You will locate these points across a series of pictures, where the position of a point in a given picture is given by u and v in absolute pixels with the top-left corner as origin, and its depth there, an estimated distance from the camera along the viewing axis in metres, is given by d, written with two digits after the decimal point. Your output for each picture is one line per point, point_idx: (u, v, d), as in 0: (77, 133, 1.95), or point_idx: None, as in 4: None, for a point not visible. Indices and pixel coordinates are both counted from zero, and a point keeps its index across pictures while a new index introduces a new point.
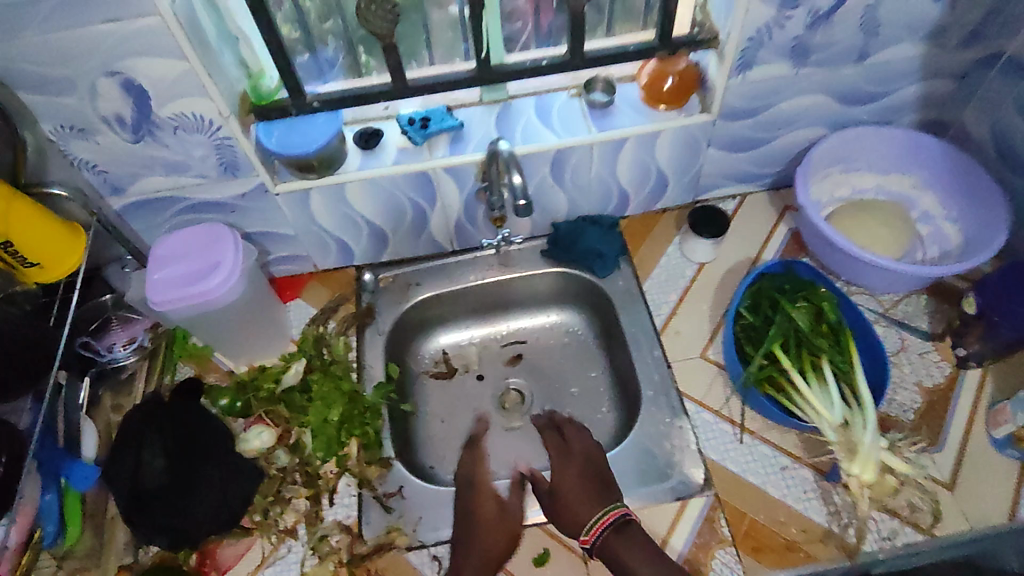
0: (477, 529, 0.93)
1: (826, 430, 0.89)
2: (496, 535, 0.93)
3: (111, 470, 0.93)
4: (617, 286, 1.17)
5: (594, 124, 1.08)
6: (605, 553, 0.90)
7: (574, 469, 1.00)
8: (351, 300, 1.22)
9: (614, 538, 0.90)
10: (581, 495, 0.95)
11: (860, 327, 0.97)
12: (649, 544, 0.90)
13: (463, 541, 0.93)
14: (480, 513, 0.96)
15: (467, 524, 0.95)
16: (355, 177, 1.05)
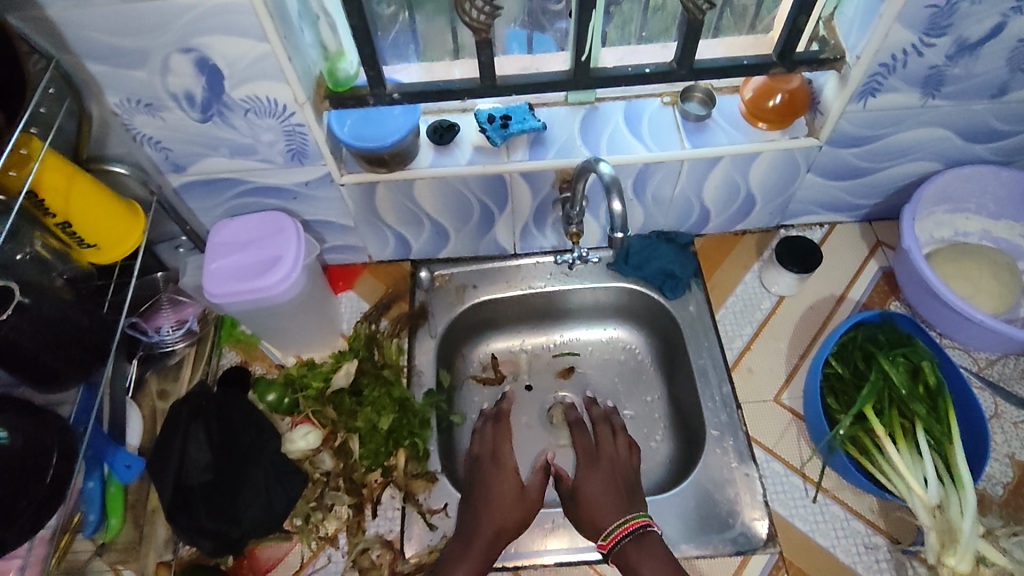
0: (485, 508, 0.92)
1: (917, 508, 0.82)
2: (508, 513, 0.92)
3: (158, 462, 0.89)
4: (687, 311, 1.10)
5: (687, 139, 0.99)
6: (622, 562, 0.88)
7: (600, 475, 0.97)
8: (405, 297, 1.16)
9: (632, 547, 0.87)
10: (600, 500, 0.94)
11: (960, 392, 0.89)
12: (669, 561, 0.86)
13: (475, 515, 0.92)
14: (495, 489, 0.94)
15: (483, 500, 0.93)
16: (426, 174, 0.98)
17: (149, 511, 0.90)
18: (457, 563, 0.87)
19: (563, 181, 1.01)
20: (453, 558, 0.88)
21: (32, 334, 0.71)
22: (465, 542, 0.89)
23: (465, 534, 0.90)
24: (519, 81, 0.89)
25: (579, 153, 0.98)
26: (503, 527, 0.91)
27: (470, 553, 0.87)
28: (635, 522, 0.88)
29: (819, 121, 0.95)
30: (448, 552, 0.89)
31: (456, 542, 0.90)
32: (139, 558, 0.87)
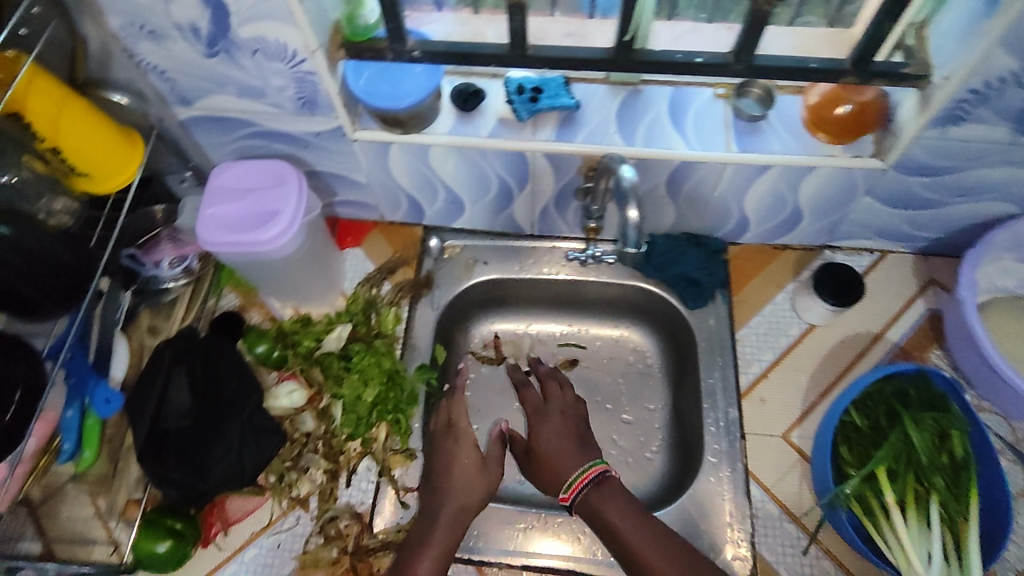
0: (449, 482, 0.88)
1: None
2: (472, 485, 0.88)
3: (137, 402, 0.88)
4: (705, 324, 1.02)
5: (734, 140, 0.89)
6: (587, 513, 0.86)
7: (553, 426, 0.95)
8: (411, 263, 1.11)
9: (594, 494, 0.86)
10: (561, 451, 0.92)
11: (988, 472, 0.81)
12: (637, 505, 0.85)
13: (437, 490, 0.88)
14: (454, 466, 0.89)
15: (443, 477, 0.88)
16: (443, 141, 0.91)
17: (125, 447, 0.90)
18: (427, 544, 0.84)
19: (590, 168, 0.92)
20: (425, 537, 0.84)
21: (9, 264, 0.69)
22: (431, 522, 0.85)
23: (429, 514, 0.86)
24: (554, 53, 0.80)
25: (612, 140, 0.89)
26: (467, 502, 0.87)
27: (438, 535, 0.84)
28: (592, 471, 0.88)
29: (890, 142, 0.85)
30: (415, 531, 0.86)
31: (422, 522, 0.86)
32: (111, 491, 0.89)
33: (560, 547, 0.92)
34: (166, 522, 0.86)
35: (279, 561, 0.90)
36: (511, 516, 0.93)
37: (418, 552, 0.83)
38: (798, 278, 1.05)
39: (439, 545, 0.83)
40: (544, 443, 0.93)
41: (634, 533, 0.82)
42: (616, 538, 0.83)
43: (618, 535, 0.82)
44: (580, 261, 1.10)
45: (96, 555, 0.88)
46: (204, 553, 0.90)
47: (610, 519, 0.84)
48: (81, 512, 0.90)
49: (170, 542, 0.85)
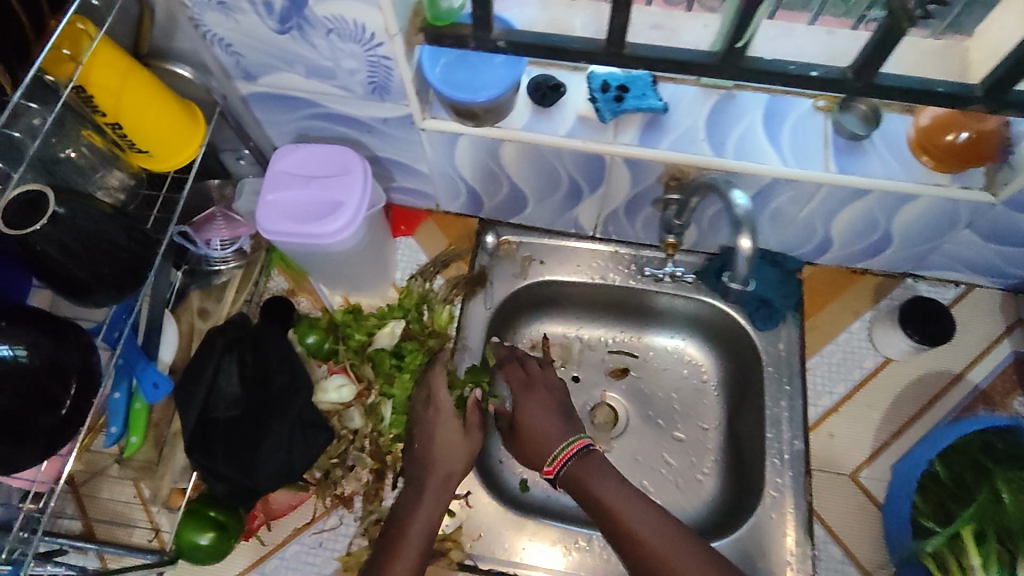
0: (434, 450, 0.85)
1: None
2: (460, 454, 0.86)
3: (185, 390, 0.85)
4: (774, 349, 0.97)
5: (834, 159, 0.82)
6: (571, 484, 0.84)
7: (538, 402, 0.92)
8: (465, 258, 1.07)
9: (579, 467, 0.84)
10: (545, 425, 0.89)
11: None
12: (621, 478, 0.83)
13: (423, 458, 0.85)
14: (439, 435, 0.86)
15: (427, 446, 0.86)
16: (517, 137, 0.85)
17: (171, 432, 0.88)
18: (414, 510, 0.81)
19: (672, 178, 0.87)
20: (410, 505, 0.82)
21: (61, 243, 0.66)
22: (418, 488, 0.83)
23: (416, 480, 0.84)
24: (653, 54, 0.72)
25: (700, 149, 0.83)
26: (451, 473, 0.84)
27: (426, 501, 0.82)
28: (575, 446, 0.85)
29: (1005, 175, 0.78)
30: (402, 498, 0.84)
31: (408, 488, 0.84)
32: (154, 478, 0.87)
33: (556, 558, 0.91)
34: (207, 512, 0.85)
35: (321, 559, 0.89)
36: (561, 536, 0.91)
37: (407, 520, 0.81)
38: (877, 306, 0.99)
39: (427, 512, 0.81)
40: (530, 421, 0.90)
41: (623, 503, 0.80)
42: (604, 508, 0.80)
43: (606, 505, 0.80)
44: (655, 280, 1.04)
45: (135, 538, 0.89)
46: (246, 545, 0.89)
47: (595, 490, 0.81)
48: (122, 493, 0.91)
49: (212, 535, 0.83)
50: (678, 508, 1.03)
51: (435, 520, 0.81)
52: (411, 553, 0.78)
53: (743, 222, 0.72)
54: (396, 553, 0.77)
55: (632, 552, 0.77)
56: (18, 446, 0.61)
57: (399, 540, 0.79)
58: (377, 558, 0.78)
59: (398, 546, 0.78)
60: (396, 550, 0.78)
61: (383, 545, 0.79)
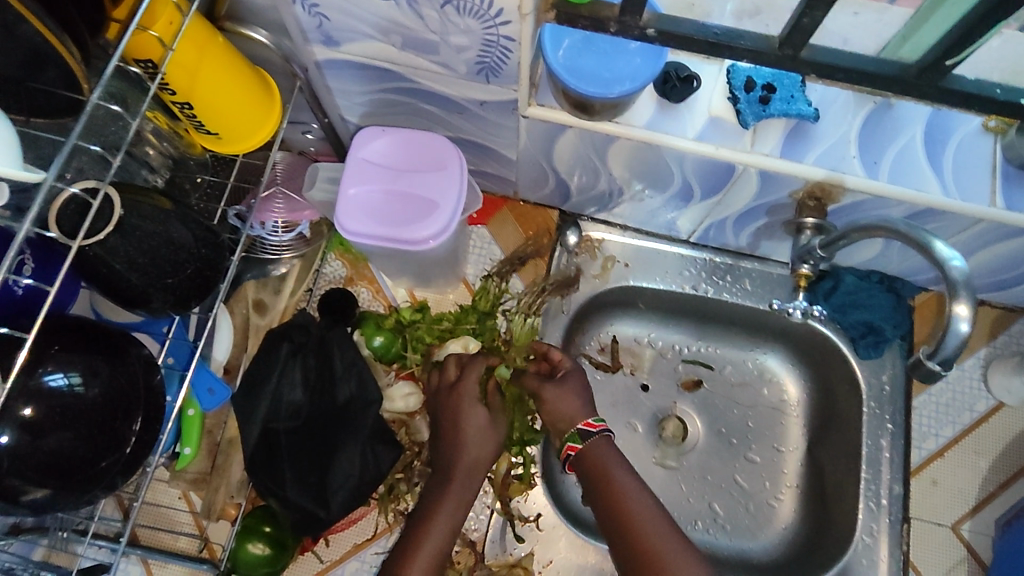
0: (461, 440, 0.78)
1: None
2: (485, 448, 0.78)
3: (243, 399, 0.77)
4: (877, 382, 0.89)
5: (1002, 191, 0.72)
6: (584, 468, 0.74)
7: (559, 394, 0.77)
8: (543, 255, 0.97)
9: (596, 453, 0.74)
10: (567, 406, 0.76)
11: None
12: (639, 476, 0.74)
13: (450, 446, 0.79)
14: (467, 426, 0.79)
15: (452, 439, 0.79)
16: (639, 136, 0.74)
17: (226, 439, 0.80)
18: (438, 502, 0.75)
19: (810, 196, 0.76)
20: (434, 496, 0.76)
21: (127, 257, 0.56)
22: (445, 477, 0.77)
23: (443, 470, 0.78)
24: (836, 60, 0.59)
25: (850, 167, 0.72)
26: (475, 467, 0.77)
27: (454, 494, 0.76)
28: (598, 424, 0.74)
29: None
30: (429, 489, 0.78)
31: (435, 479, 0.78)
32: (209, 490, 0.79)
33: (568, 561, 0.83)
34: (263, 528, 0.77)
35: None
36: None
37: (432, 510, 0.74)
38: (994, 343, 0.90)
39: (449, 505, 0.74)
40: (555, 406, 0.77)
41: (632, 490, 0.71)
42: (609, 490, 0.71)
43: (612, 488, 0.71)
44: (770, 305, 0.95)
45: (181, 544, 0.82)
46: (303, 559, 0.82)
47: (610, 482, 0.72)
48: (166, 495, 0.83)
49: (269, 553, 0.76)
50: (754, 538, 0.93)
51: (459, 513, 0.75)
52: (432, 548, 0.71)
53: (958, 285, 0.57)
54: (415, 545, 0.71)
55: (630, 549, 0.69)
56: (75, 490, 0.54)
57: (421, 531, 0.73)
58: (397, 550, 0.73)
59: (419, 539, 0.72)
60: (417, 544, 0.72)
61: (403, 537, 0.74)
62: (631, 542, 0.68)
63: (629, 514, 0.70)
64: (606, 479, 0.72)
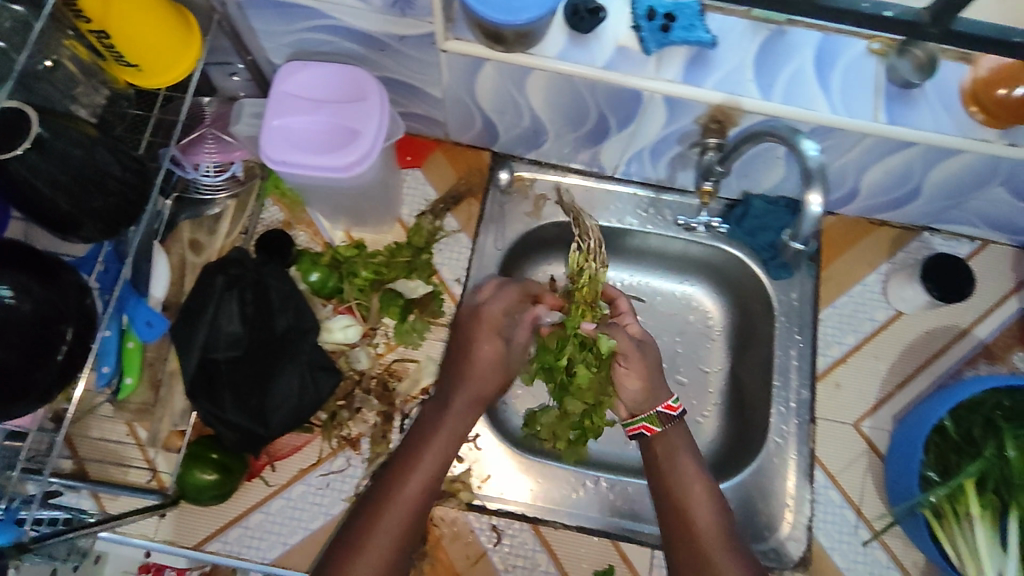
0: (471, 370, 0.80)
1: None
2: (489, 382, 0.81)
3: (184, 331, 0.80)
4: (787, 298, 0.96)
5: (884, 108, 0.78)
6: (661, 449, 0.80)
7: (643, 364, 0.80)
8: (477, 194, 1.01)
9: (677, 445, 0.80)
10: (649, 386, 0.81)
11: None
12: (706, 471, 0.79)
13: (457, 377, 0.81)
14: (477, 359, 0.80)
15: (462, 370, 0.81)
16: (554, 67, 0.78)
17: (168, 371, 0.84)
18: (438, 432, 0.78)
19: (713, 120, 0.81)
20: (431, 424, 0.80)
21: (50, 178, 0.58)
22: (446, 408, 0.80)
23: (444, 400, 0.81)
24: None
25: (746, 89, 0.77)
26: (475, 403, 0.80)
27: (451, 425, 0.79)
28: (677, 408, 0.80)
29: None
30: (426, 415, 0.81)
31: (434, 408, 0.81)
32: (153, 420, 0.83)
33: (522, 488, 0.87)
34: (210, 454, 0.81)
35: (328, 500, 0.86)
36: (570, 477, 0.87)
37: (430, 436, 0.78)
38: (892, 259, 0.98)
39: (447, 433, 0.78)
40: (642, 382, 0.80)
41: (686, 455, 0.79)
42: (666, 453, 0.80)
43: (670, 450, 0.80)
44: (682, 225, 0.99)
45: (130, 476, 0.85)
46: (250, 486, 0.86)
47: (681, 470, 0.78)
48: (114, 432, 0.86)
49: (217, 477, 0.80)
50: None
51: (452, 446, 0.78)
52: (422, 477, 0.75)
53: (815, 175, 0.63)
54: (408, 475, 0.75)
55: (676, 517, 0.75)
56: (8, 399, 0.56)
57: (417, 461, 0.76)
58: (389, 475, 0.76)
59: (414, 464, 0.77)
60: (412, 474, 0.76)
61: (395, 464, 0.77)
62: (679, 511, 0.75)
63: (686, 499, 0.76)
64: (674, 466, 0.78)
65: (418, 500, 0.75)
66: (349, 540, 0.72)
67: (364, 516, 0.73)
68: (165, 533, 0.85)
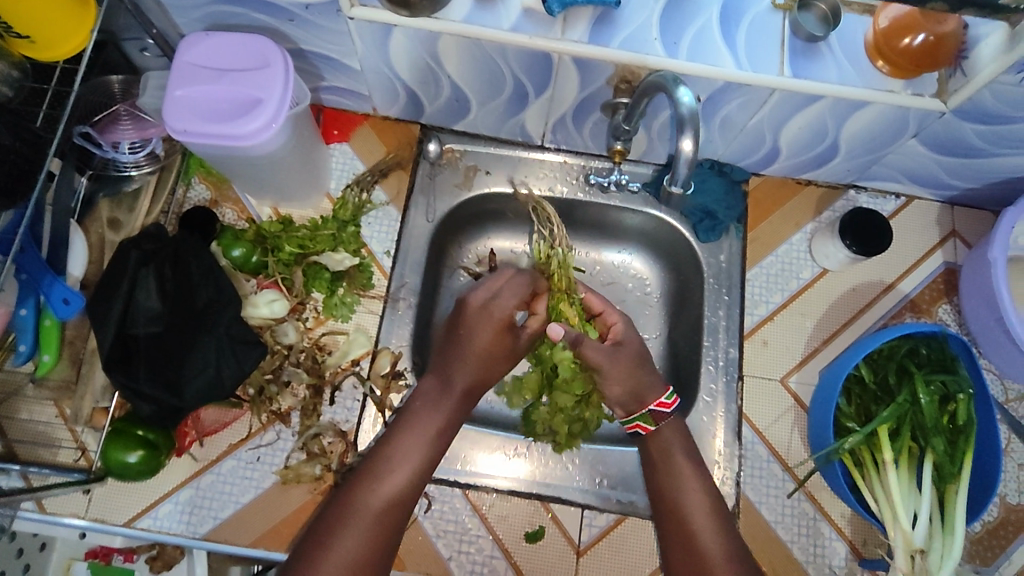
0: (472, 354, 0.81)
1: (898, 545, 0.80)
2: (489, 370, 0.82)
3: (100, 308, 0.80)
4: (715, 260, 0.97)
5: (790, 62, 0.78)
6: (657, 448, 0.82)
7: (627, 359, 0.83)
8: (405, 167, 1.00)
9: (673, 441, 0.82)
10: (634, 384, 0.82)
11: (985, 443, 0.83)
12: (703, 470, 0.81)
13: (456, 359, 0.82)
14: (477, 346, 0.81)
15: (459, 351, 0.81)
16: (461, 31, 0.77)
17: (88, 350, 0.85)
18: (432, 413, 0.80)
19: (623, 80, 0.81)
20: (426, 402, 0.81)
21: None
22: (446, 391, 0.81)
23: (443, 380, 0.82)
24: None
25: (651, 47, 0.78)
26: (474, 387, 0.82)
27: (447, 406, 0.80)
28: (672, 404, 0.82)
29: (956, 82, 0.77)
30: (423, 394, 0.82)
31: (433, 384, 0.82)
32: (75, 398, 0.84)
33: (518, 468, 0.89)
34: (135, 431, 0.81)
35: (259, 474, 0.86)
36: (500, 440, 0.91)
37: (418, 422, 0.80)
38: (818, 218, 0.99)
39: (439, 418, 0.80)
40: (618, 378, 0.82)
41: (683, 455, 0.81)
42: (664, 455, 0.81)
43: (666, 453, 0.81)
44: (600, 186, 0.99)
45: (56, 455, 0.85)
46: (179, 462, 0.86)
47: (676, 469, 0.79)
48: (43, 413, 0.85)
49: (141, 453, 0.80)
50: None
51: (446, 427, 0.80)
52: (415, 458, 0.77)
53: (691, 121, 0.68)
54: (402, 457, 0.77)
55: (670, 515, 0.77)
56: None
57: (410, 442, 0.78)
58: (381, 454, 0.77)
59: (405, 451, 0.78)
60: (405, 456, 0.77)
61: (388, 444, 0.78)
62: (673, 509, 0.77)
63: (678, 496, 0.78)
64: (669, 464, 0.80)
65: (410, 482, 0.76)
66: (333, 516, 0.73)
67: (352, 493, 0.75)
68: (95, 511, 0.84)
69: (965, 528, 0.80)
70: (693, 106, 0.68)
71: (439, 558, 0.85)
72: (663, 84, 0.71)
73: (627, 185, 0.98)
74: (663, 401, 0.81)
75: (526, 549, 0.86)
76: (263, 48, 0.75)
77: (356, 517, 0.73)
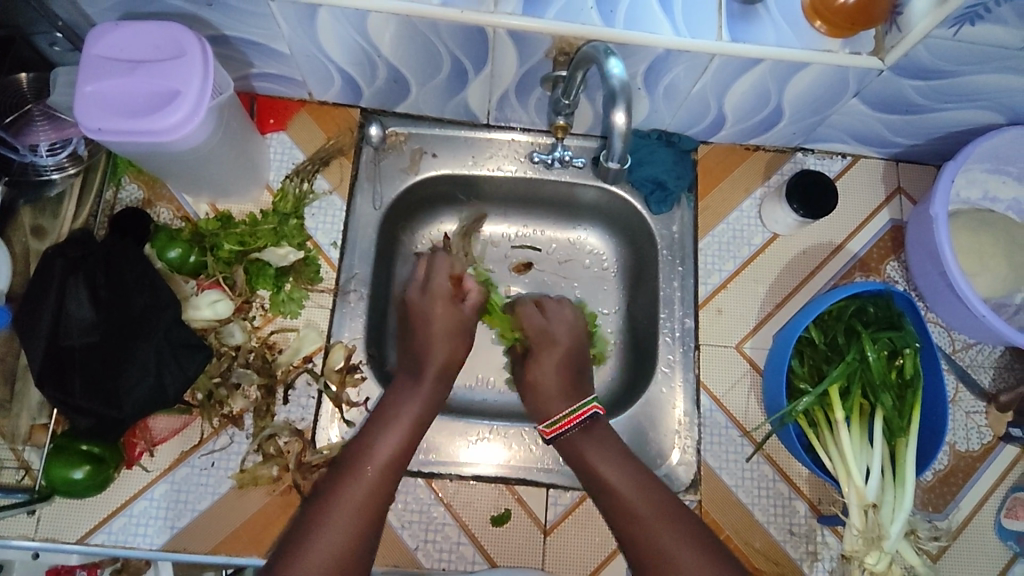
0: (433, 339, 0.88)
1: (853, 504, 0.82)
2: (453, 350, 0.89)
3: (28, 320, 0.77)
4: (668, 232, 0.96)
5: (730, 25, 0.76)
6: (570, 450, 0.83)
7: (553, 350, 0.91)
8: (347, 153, 0.97)
9: (580, 438, 0.82)
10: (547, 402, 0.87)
11: (932, 394, 0.85)
12: (625, 453, 0.81)
13: (428, 350, 0.87)
14: (438, 328, 0.89)
15: (426, 332, 0.89)
16: (390, 8, 0.74)
17: (21, 368, 0.83)
18: (408, 402, 0.82)
19: (561, 53, 0.80)
20: (404, 393, 0.83)
21: None
22: (420, 382, 0.84)
23: (416, 373, 0.85)
24: None
25: (588, 16, 0.75)
26: (445, 373, 0.86)
27: (419, 393, 0.83)
28: (552, 430, 0.84)
29: (893, 39, 0.76)
30: (397, 388, 0.84)
31: (406, 379, 0.85)
32: (9, 416, 0.81)
33: (499, 454, 0.89)
34: (78, 446, 0.77)
35: (214, 480, 0.84)
36: (461, 428, 0.90)
37: (393, 412, 0.81)
38: (767, 182, 0.99)
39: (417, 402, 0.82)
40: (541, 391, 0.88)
41: (597, 454, 0.80)
42: (579, 458, 0.81)
43: (580, 456, 0.81)
44: (545, 165, 0.96)
45: None
46: (129, 474, 0.84)
47: (598, 468, 0.79)
48: None
49: (87, 468, 0.76)
50: None
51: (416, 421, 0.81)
52: (390, 446, 0.78)
53: (621, 94, 0.68)
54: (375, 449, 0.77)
55: (613, 510, 0.77)
56: None
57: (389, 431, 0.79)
58: (362, 443, 0.78)
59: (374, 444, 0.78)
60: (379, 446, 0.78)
61: (370, 433, 0.79)
62: (613, 504, 0.77)
63: (614, 494, 0.78)
64: (586, 463, 0.80)
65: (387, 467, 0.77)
66: (312, 513, 0.72)
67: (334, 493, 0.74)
68: (46, 530, 0.81)
69: (914, 478, 0.83)
70: (621, 77, 0.68)
71: (406, 549, 0.84)
72: (594, 55, 0.70)
73: (573, 161, 0.95)
74: (542, 429, 0.85)
75: (493, 533, 0.86)
76: (177, 34, 0.71)
77: (341, 504, 0.73)
